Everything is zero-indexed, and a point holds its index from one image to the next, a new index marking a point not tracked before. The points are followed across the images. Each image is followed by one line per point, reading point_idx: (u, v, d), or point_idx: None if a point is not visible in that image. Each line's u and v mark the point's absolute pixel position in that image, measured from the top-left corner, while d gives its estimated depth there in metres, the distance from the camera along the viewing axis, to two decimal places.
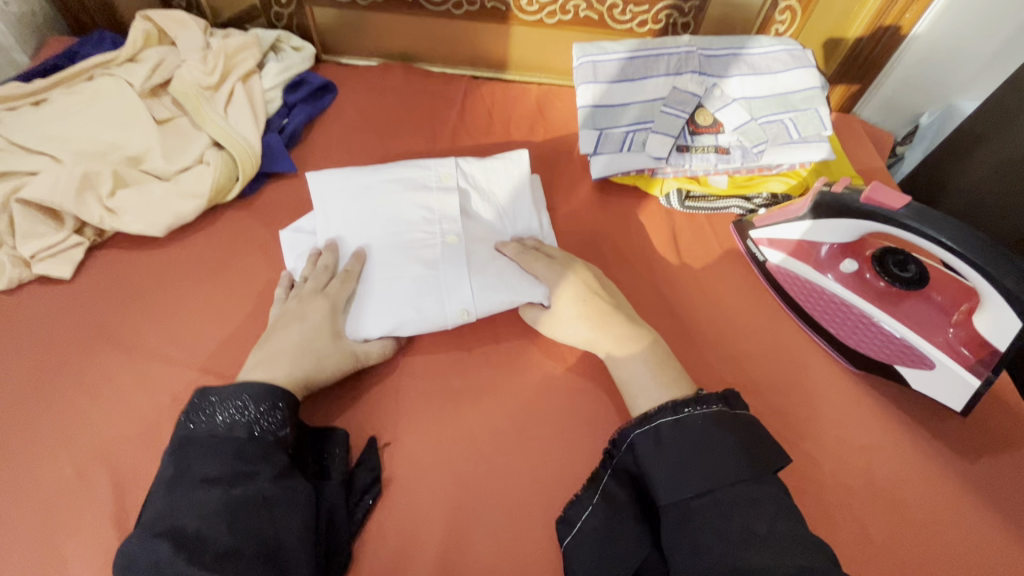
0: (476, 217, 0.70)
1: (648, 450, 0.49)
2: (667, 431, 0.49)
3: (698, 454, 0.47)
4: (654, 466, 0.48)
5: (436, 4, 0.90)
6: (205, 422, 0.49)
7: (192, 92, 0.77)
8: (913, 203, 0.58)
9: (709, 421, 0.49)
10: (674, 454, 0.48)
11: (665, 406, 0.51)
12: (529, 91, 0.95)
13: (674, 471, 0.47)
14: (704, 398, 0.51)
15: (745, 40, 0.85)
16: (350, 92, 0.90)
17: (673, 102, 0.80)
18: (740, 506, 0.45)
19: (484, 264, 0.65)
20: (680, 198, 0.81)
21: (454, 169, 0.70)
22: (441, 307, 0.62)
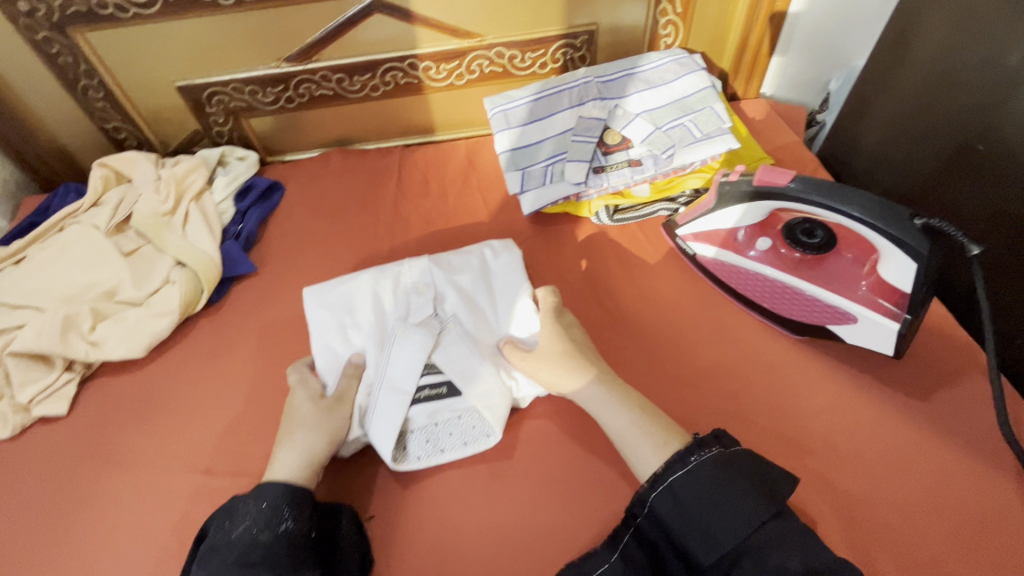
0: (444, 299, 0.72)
1: (669, 508, 0.51)
2: (681, 488, 0.51)
3: (715, 502, 0.49)
4: (681, 529, 0.50)
5: (355, 92, 0.98)
6: (224, 532, 0.54)
7: (152, 221, 0.85)
8: (800, 177, 0.63)
9: (720, 467, 0.51)
10: (697, 509, 0.50)
11: (675, 461, 0.53)
12: (458, 147, 1.03)
13: (704, 527, 0.49)
14: (699, 445, 0.53)
15: (637, 64, 0.93)
16: (296, 187, 0.99)
17: (584, 130, 0.87)
18: (773, 545, 0.47)
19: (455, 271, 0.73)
20: (609, 213, 0.86)
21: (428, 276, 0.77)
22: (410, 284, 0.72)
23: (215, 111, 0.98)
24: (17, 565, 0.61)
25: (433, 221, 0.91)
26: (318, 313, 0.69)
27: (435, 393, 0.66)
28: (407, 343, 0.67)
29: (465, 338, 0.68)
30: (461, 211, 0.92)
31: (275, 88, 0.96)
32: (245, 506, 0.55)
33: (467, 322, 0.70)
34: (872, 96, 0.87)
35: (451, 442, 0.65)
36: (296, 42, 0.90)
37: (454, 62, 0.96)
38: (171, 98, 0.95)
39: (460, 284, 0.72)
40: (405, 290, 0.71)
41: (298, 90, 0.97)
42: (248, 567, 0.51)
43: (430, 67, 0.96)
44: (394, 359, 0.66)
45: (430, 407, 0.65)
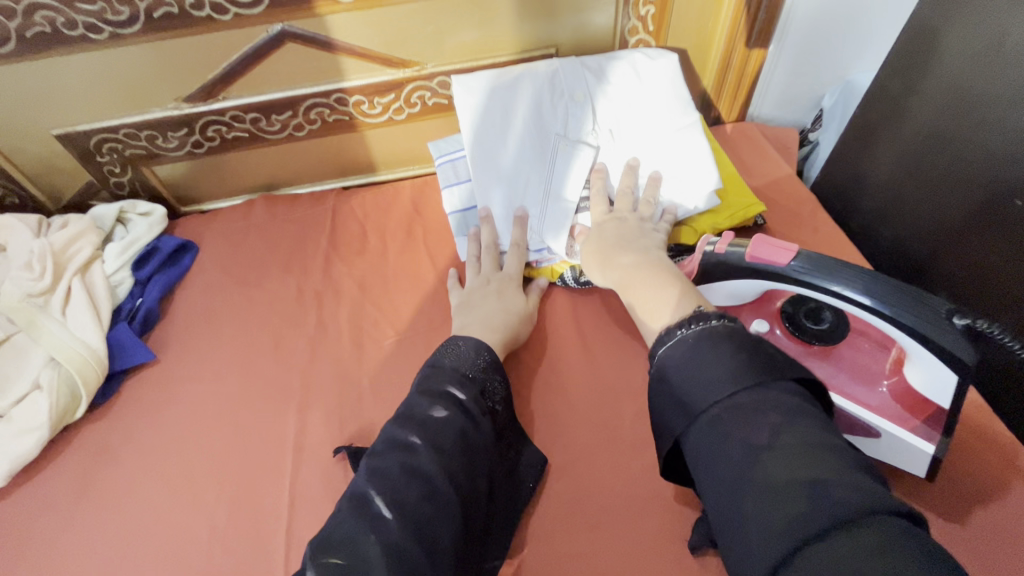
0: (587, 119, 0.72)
1: (670, 352, 0.42)
2: (672, 360, 0.41)
3: (718, 363, 0.39)
4: (673, 387, 0.40)
5: (276, 133, 0.83)
6: (452, 364, 0.57)
7: (20, 304, 0.70)
8: (805, 254, 0.51)
9: (709, 335, 0.41)
10: (676, 372, 0.40)
11: (663, 336, 0.44)
12: (402, 190, 0.89)
13: (686, 387, 0.39)
14: (702, 315, 0.43)
15: (626, 52, 0.77)
16: (210, 245, 0.84)
17: (545, 178, 0.71)
18: (745, 417, 0.36)
19: (609, 93, 0.73)
20: (576, 275, 0.71)
21: (579, 85, 0.73)
22: (587, 107, 0.72)
23: (109, 161, 0.83)
24: None
25: (370, 286, 0.77)
26: (473, 117, 0.72)
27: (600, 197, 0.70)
28: (572, 151, 0.71)
29: (615, 148, 0.71)
30: (403, 273, 0.78)
31: (177, 132, 0.81)
32: (454, 347, 0.59)
33: (621, 133, 0.72)
34: (881, 125, 0.74)
35: None
36: (195, 79, 0.75)
37: (390, 95, 0.81)
38: (53, 149, 0.80)
39: (613, 96, 0.72)
40: (562, 104, 0.72)
41: (207, 133, 0.82)
42: None
43: (363, 102, 0.82)
44: (562, 165, 0.70)
45: None
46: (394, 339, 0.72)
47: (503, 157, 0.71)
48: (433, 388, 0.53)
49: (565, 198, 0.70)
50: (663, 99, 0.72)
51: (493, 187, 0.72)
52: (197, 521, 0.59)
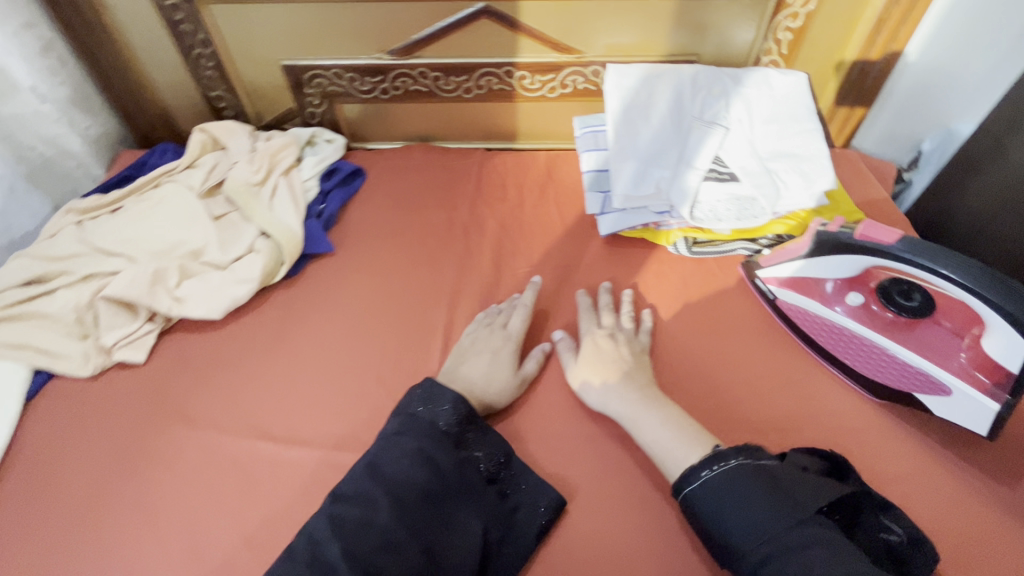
0: (722, 111, 0.85)
1: (702, 492, 0.53)
2: (726, 499, 0.52)
3: (762, 509, 0.50)
4: (718, 517, 0.52)
5: (449, 91, 1.00)
6: (425, 413, 0.62)
7: (242, 189, 0.88)
8: (906, 238, 0.61)
9: (739, 472, 0.53)
10: (726, 508, 0.52)
11: (688, 475, 0.55)
12: (538, 157, 1.04)
13: (744, 508, 0.51)
14: (721, 454, 0.55)
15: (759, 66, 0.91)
16: (377, 175, 1.01)
17: (680, 147, 0.83)
18: (799, 548, 0.47)
19: (744, 93, 0.86)
20: (687, 245, 0.85)
21: (719, 83, 0.86)
22: (724, 101, 0.85)
23: (312, 93, 1.01)
24: (78, 503, 0.63)
25: (508, 227, 0.92)
26: (624, 95, 0.86)
27: (723, 176, 0.83)
28: (706, 133, 0.83)
29: (742, 137, 0.84)
30: (536, 221, 0.92)
31: (373, 79, 0.98)
32: (386, 411, 0.63)
33: (750, 127, 0.84)
34: (984, 159, 0.87)
35: (728, 214, 0.82)
36: (401, 38, 0.92)
37: (550, 74, 0.97)
38: (275, 77, 0.99)
39: (747, 96, 0.85)
40: (703, 95, 0.85)
41: (394, 83, 0.99)
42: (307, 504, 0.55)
43: (526, 77, 0.97)
44: (695, 143, 0.83)
45: (719, 186, 0.82)
46: (527, 270, 0.85)
47: (645, 129, 0.84)
48: (410, 446, 0.58)
49: (694, 166, 0.82)
50: (789, 106, 0.85)
51: (632, 151, 0.84)
52: (365, 372, 0.74)
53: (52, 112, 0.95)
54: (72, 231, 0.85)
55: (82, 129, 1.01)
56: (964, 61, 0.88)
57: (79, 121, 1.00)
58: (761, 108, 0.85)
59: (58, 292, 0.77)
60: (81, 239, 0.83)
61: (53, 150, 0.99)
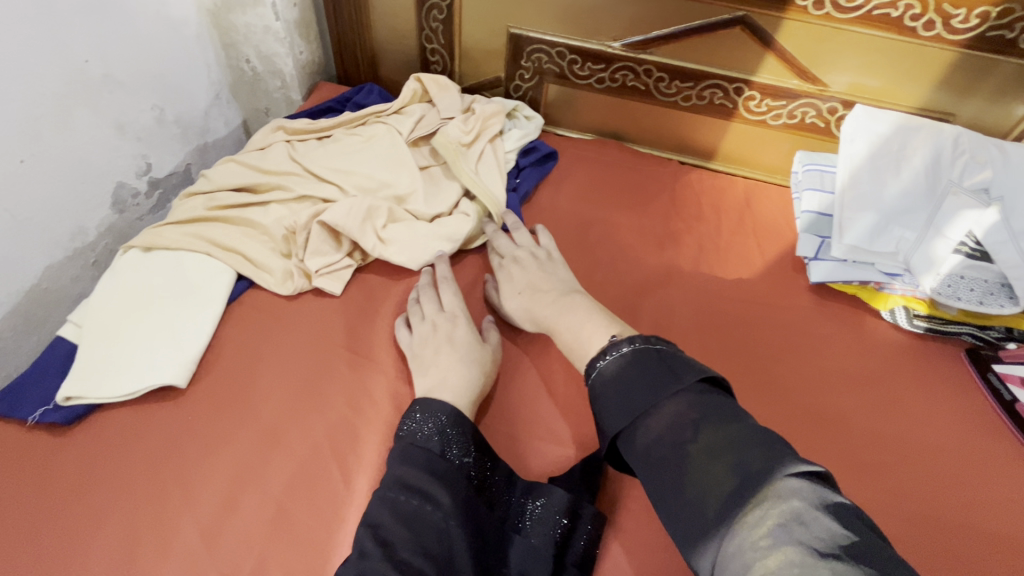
0: (985, 182, 0.76)
1: (651, 423, 0.45)
2: (615, 380, 0.48)
3: (635, 395, 0.46)
4: (605, 400, 0.48)
5: (667, 95, 0.96)
6: (411, 432, 0.57)
7: (451, 145, 0.86)
8: None
9: (641, 354, 0.49)
10: (614, 390, 0.48)
11: (594, 358, 0.51)
12: (736, 183, 0.99)
13: (622, 392, 0.47)
14: (618, 342, 0.51)
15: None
16: (570, 163, 0.98)
17: (928, 209, 0.76)
18: (666, 418, 0.44)
19: (1013, 167, 0.77)
20: (907, 315, 0.77)
21: (985, 151, 0.78)
22: (989, 172, 0.77)
23: (526, 67, 0.99)
24: (268, 417, 0.62)
25: (704, 248, 0.87)
26: (871, 141, 0.80)
27: (974, 252, 0.74)
28: (962, 202, 0.75)
29: (1006, 215, 0.75)
30: (734, 249, 0.87)
31: (595, 66, 0.95)
32: (457, 426, 0.58)
33: (1016, 206, 0.75)
34: None
35: (969, 295, 0.74)
36: (642, 31, 0.89)
37: (782, 101, 0.91)
38: (496, 41, 0.97)
39: (1017, 173, 0.77)
40: (964, 160, 0.78)
41: (614, 75, 0.96)
42: (432, 479, 0.54)
43: (754, 99, 0.92)
44: (948, 209, 0.75)
45: (968, 261, 0.74)
46: (723, 298, 0.80)
47: (890, 181, 0.78)
48: (409, 470, 0.54)
49: (944, 235, 0.75)
50: None
51: (870, 201, 0.78)
52: (553, 360, 0.71)
53: (280, 31, 0.96)
54: (284, 148, 0.85)
55: (298, 53, 1.02)
56: None
57: (297, 46, 1.01)
58: None
59: (273, 205, 0.78)
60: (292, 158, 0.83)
61: (264, 67, 1.03)
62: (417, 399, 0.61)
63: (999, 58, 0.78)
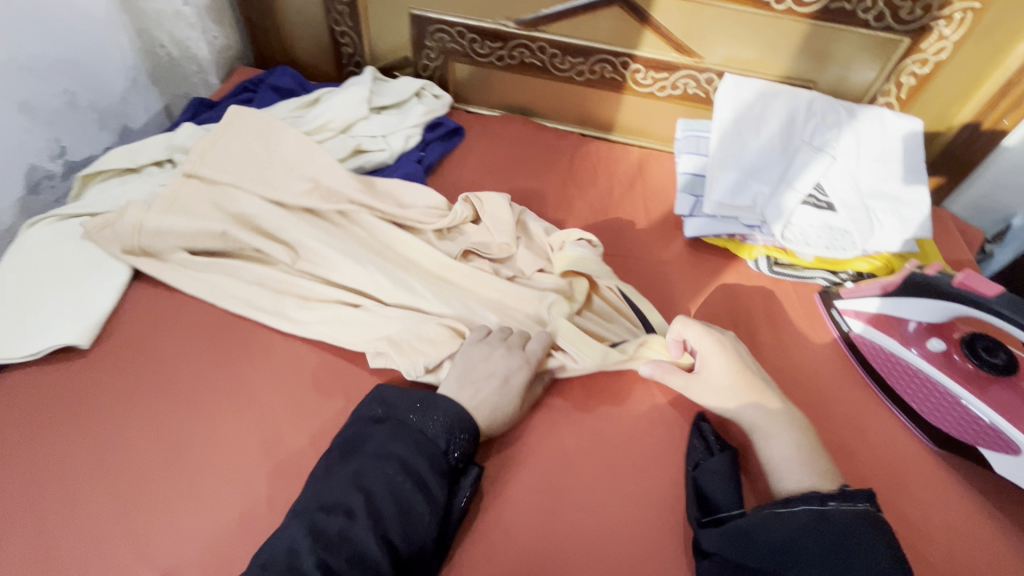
0: (833, 142, 0.85)
1: (804, 562, 0.47)
2: (806, 519, 0.49)
3: (832, 548, 0.47)
4: (758, 542, 0.49)
5: (562, 71, 1.02)
6: (421, 424, 0.58)
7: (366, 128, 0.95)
8: (1006, 293, 0.62)
9: (860, 517, 0.49)
10: (810, 545, 0.48)
11: (809, 497, 0.51)
12: (631, 152, 1.06)
13: (834, 553, 0.47)
14: (851, 495, 0.51)
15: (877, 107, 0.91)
16: (476, 137, 1.04)
17: (783, 166, 0.85)
18: None
19: (857, 126, 0.86)
20: (768, 263, 0.86)
21: (834, 113, 0.87)
22: (836, 132, 0.86)
23: (431, 47, 1.05)
24: (168, 370, 0.67)
25: (594, 211, 0.94)
26: (737, 105, 0.88)
27: (820, 204, 0.84)
28: (811, 160, 0.84)
29: (848, 170, 0.84)
30: (622, 212, 0.95)
31: (493, 44, 1.01)
32: (423, 401, 0.60)
33: (857, 161, 0.85)
34: None
35: (816, 241, 0.83)
36: (531, 10, 0.95)
37: (664, 73, 0.98)
38: (401, 23, 1.03)
39: (859, 132, 0.86)
40: (815, 121, 0.86)
41: (511, 52, 1.02)
42: (412, 465, 0.55)
43: (640, 72, 0.99)
44: (799, 166, 0.84)
45: (814, 212, 0.84)
46: (607, 255, 0.88)
47: (751, 143, 0.86)
48: (419, 457, 0.56)
49: (794, 188, 0.84)
50: (902, 151, 0.85)
51: (734, 162, 0.86)
52: None
53: (190, 16, 1.01)
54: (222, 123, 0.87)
55: (211, 37, 1.07)
56: None
57: (210, 30, 1.06)
58: (871, 145, 0.86)
59: (194, 191, 0.78)
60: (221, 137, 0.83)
61: (178, 52, 1.07)
62: (380, 389, 0.63)
63: (843, 26, 0.87)
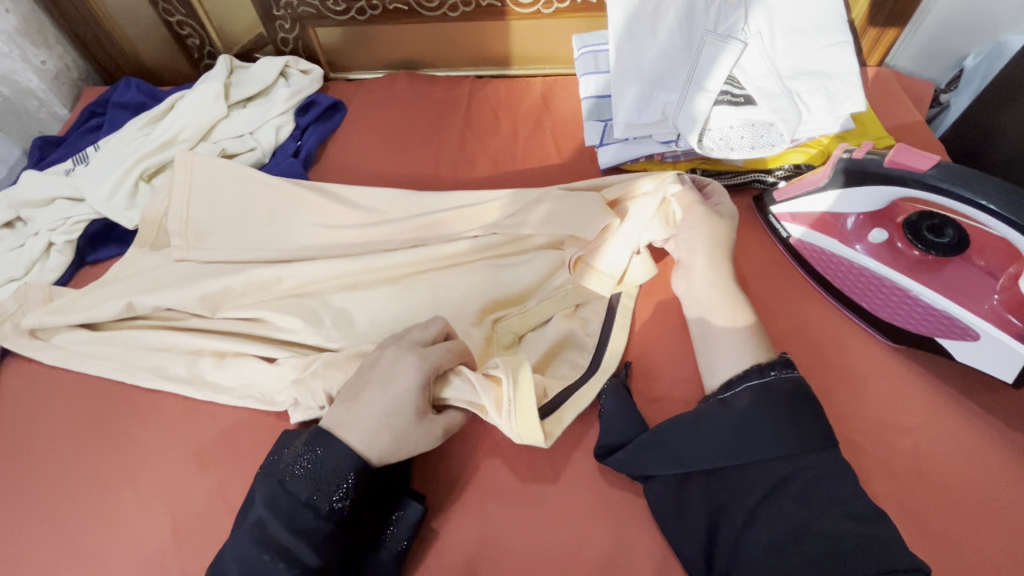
0: (744, 24, 0.74)
1: (752, 464, 0.46)
2: (747, 399, 0.48)
3: (778, 428, 0.46)
4: (695, 437, 0.48)
5: (432, 10, 0.90)
6: (285, 467, 0.47)
7: (234, 131, 0.86)
8: (942, 163, 0.55)
9: (797, 391, 0.48)
10: (749, 427, 0.47)
11: (751, 372, 0.50)
12: (534, 84, 0.94)
13: (767, 437, 0.46)
14: (787, 365, 0.50)
15: None
16: (359, 108, 0.92)
17: (690, 66, 0.74)
18: (828, 473, 0.45)
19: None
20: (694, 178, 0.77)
21: None
22: (746, 11, 0.74)
23: (282, 16, 0.93)
24: (55, 462, 0.61)
25: (500, 163, 0.84)
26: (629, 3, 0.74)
27: (736, 101, 0.74)
28: (721, 51, 0.73)
29: (763, 54, 0.73)
30: (531, 156, 0.85)
31: None
32: (323, 445, 0.47)
33: (771, 40, 0.74)
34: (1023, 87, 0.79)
35: (739, 143, 0.74)
36: None
37: None
38: None
39: (772, 4, 0.74)
40: (720, 3, 0.73)
41: (371, 1, 0.89)
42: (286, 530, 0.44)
43: None
44: (708, 61, 0.73)
45: (731, 111, 0.74)
46: None
47: (651, 46, 0.74)
48: (280, 523, 0.44)
49: (706, 89, 0.73)
50: (823, 15, 0.74)
51: (635, 74, 0.74)
52: None
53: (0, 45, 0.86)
54: (102, 168, 0.79)
55: (36, 62, 0.92)
56: None
57: (31, 54, 0.91)
58: (787, 17, 0.74)
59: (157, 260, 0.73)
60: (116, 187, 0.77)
61: (10, 89, 0.91)
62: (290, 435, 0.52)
63: None
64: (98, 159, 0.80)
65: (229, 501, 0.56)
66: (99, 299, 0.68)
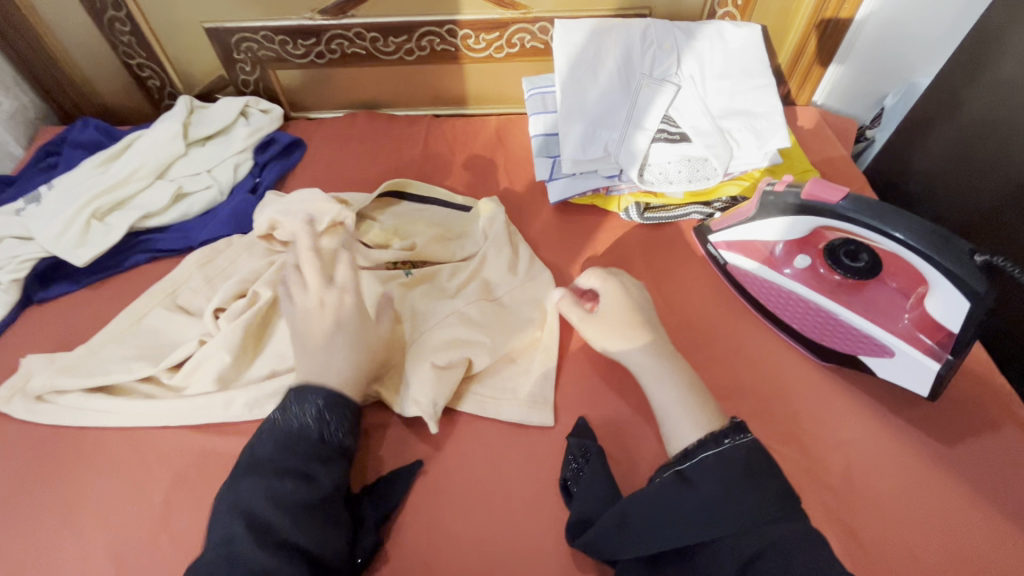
0: (676, 69, 0.81)
1: (713, 547, 0.43)
2: (704, 466, 0.46)
3: (736, 502, 0.44)
4: (649, 527, 0.45)
5: (389, 54, 0.94)
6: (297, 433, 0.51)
7: (193, 168, 0.87)
8: (852, 196, 0.59)
9: (752, 456, 0.46)
10: (705, 500, 0.44)
11: (705, 440, 0.48)
12: (489, 122, 0.99)
13: (721, 510, 0.44)
14: (738, 428, 0.48)
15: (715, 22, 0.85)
16: (319, 146, 0.95)
17: (627, 107, 0.79)
18: (800, 547, 0.41)
19: (697, 47, 0.81)
20: (639, 210, 0.81)
21: (672, 37, 0.80)
22: (677, 58, 0.80)
23: (242, 59, 0.96)
24: None
25: None
26: (570, 49, 0.79)
27: (672, 138, 0.80)
28: (655, 93, 0.79)
29: (695, 96, 0.80)
30: (485, 189, 0.88)
31: (306, 41, 0.92)
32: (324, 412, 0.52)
33: (702, 84, 0.81)
34: (932, 124, 0.87)
35: (677, 176, 0.79)
36: None
37: (496, 33, 0.91)
38: (199, 41, 0.94)
39: (699, 52, 0.81)
40: (653, 51, 0.80)
41: (330, 46, 0.93)
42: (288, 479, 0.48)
43: (470, 37, 0.92)
44: (644, 103, 0.79)
45: (668, 148, 0.79)
46: None
47: (590, 88, 0.79)
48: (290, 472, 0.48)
49: (643, 127, 0.79)
50: (748, 60, 0.81)
51: (578, 114, 0.79)
52: None
53: None
54: (61, 203, 0.79)
55: None
56: (912, 27, 0.89)
57: None
58: (715, 63, 0.81)
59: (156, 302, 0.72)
60: (78, 213, 0.77)
61: None
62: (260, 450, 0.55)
63: None
64: (57, 192, 0.81)
65: (176, 539, 0.55)
66: (70, 363, 0.66)
